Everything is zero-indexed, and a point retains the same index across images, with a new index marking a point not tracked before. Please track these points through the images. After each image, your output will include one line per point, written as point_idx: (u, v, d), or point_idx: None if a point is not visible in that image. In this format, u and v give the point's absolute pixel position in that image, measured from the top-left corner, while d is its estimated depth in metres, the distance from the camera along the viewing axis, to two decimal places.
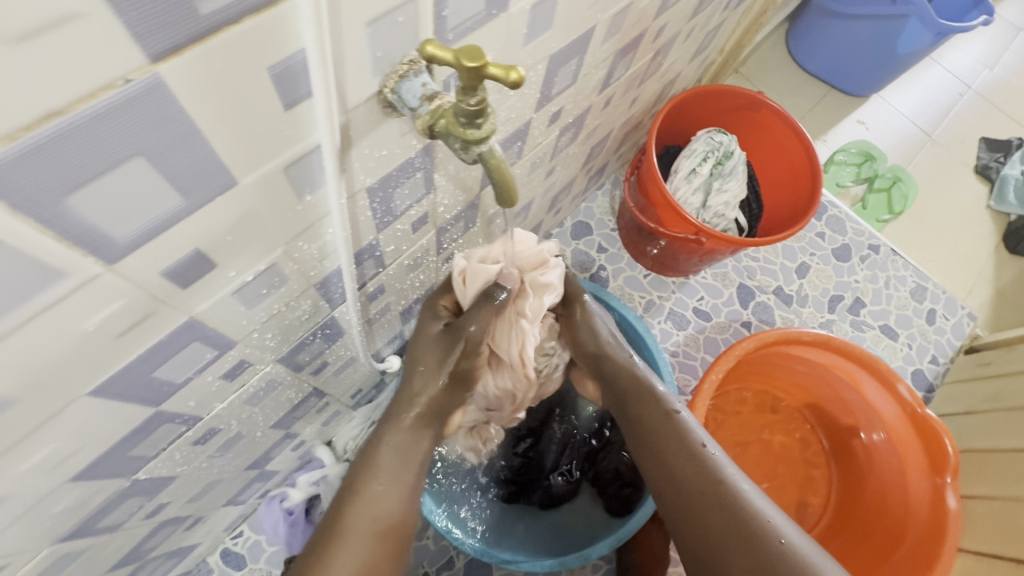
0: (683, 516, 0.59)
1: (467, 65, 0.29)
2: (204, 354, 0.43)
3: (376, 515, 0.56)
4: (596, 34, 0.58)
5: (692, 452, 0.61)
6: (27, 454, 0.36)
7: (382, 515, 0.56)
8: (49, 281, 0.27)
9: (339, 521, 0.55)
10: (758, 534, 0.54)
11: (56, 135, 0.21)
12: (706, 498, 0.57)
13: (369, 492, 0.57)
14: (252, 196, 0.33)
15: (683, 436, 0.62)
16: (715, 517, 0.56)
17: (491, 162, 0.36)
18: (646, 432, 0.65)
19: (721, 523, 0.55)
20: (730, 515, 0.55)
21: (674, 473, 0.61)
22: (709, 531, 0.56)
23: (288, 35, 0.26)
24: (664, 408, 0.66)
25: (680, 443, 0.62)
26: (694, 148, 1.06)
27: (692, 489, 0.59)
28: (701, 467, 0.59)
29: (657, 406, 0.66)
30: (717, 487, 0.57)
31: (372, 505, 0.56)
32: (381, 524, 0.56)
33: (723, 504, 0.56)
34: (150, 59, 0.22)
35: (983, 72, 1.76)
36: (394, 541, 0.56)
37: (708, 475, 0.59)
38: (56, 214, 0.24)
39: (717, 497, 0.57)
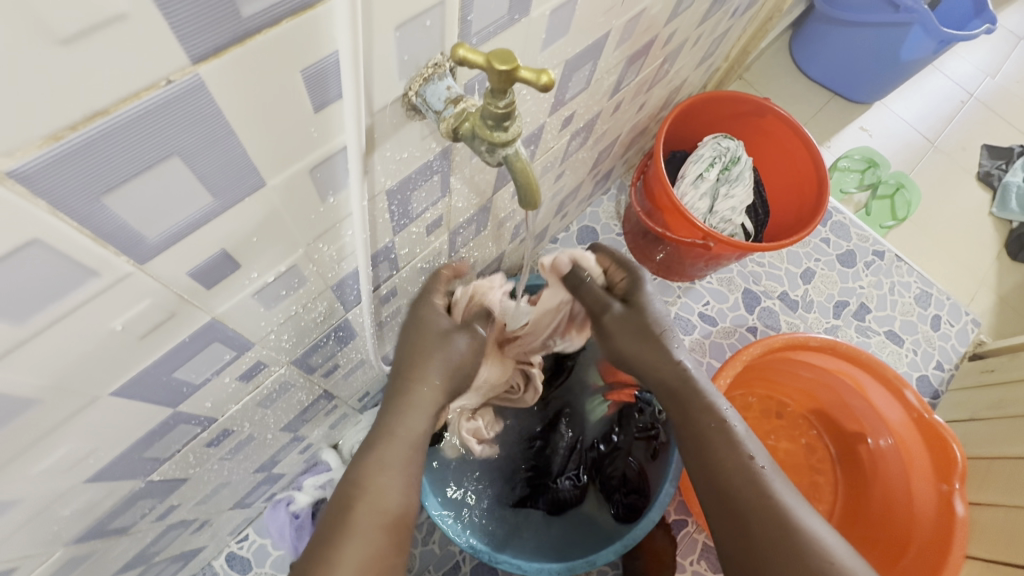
0: (725, 522, 0.55)
1: (498, 69, 0.30)
2: (222, 355, 0.43)
3: (386, 513, 0.49)
4: (610, 40, 0.59)
5: (741, 462, 0.56)
6: (47, 455, 0.36)
7: (389, 513, 0.49)
8: (80, 280, 0.27)
9: (343, 517, 0.48)
10: (808, 554, 0.51)
11: (98, 135, 0.22)
12: (753, 511, 0.54)
13: (367, 485, 0.50)
14: (277, 198, 0.33)
15: (733, 444, 0.57)
16: (763, 532, 0.53)
17: (516, 165, 0.36)
18: (692, 436, 0.59)
19: (768, 539, 0.52)
20: (780, 531, 0.52)
21: (719, 481, 0.56)
22: (755, 545, 0.53)
23: (322, 37, 0.26)
24: (713, 412, 0.59)
25: (730, 450, 0.57)
26: (701, 153, 1.07)
27: (739, 500, 0.55)
28: (749, 478, 0.55)
29: (705, 410, 0.59)
30: (766, 501, 0.54)
31: (378, 498, 0.50)
32: (388, 517, 0.49)
33: (772, 520, 0.53)
34: (192, 60, 0.22)
35: (984, 80, 1.77)
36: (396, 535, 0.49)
37: (757, 487, 0.55)
38: (91, 213, 0.24)
39: (766, 512, 0.53)
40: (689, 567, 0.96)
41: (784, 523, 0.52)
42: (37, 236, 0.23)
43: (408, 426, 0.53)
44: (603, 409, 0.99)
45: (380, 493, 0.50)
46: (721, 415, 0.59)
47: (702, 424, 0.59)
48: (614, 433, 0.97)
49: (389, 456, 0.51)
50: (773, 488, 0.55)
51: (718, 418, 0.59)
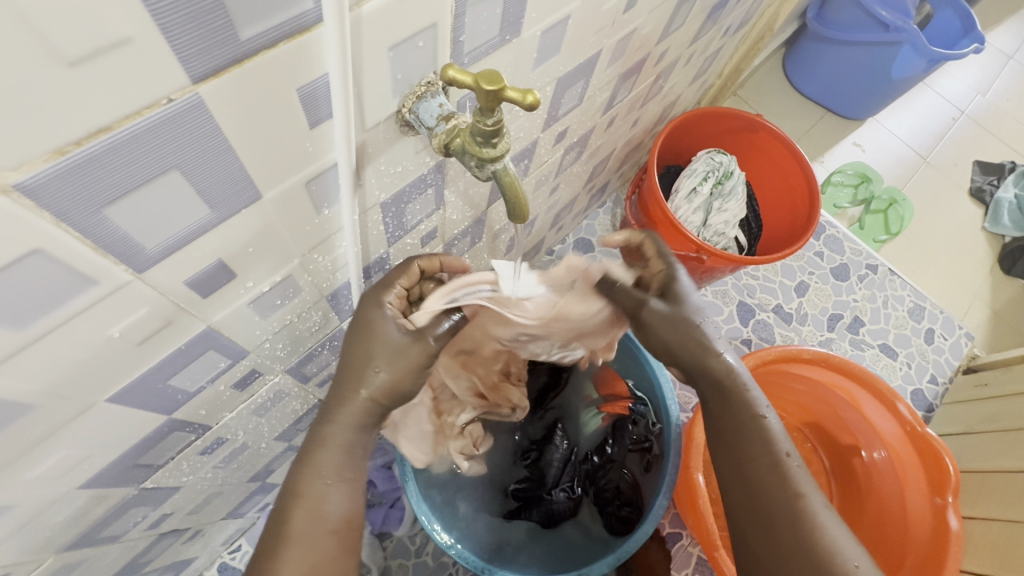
0: (747, 512, 0.54)
1: (485, 88, 0.31)
2: (217, 363, 0.44)
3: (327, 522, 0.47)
4: (602, 58, 0.61)
5: (773, 458, 0.54)
6: (40, 460, 0.37)
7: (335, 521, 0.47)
8: (79, 288, 0.28)
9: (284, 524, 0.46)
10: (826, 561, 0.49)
11: (101, 150, 0.23)
12: (779, 508, 0.52)
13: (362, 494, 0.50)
14: (272, 210, 0.35)
15: (767, 440, 0.54)
16: (785, 527, 0.51)
17: (505, 179, 0.37)
18: (723, 428, 0.57)
19: (790, 537, 0.51)
20: (803, 531, 0.50)
21: (748, 472, 0.54)
22: (776, 539, 0.51)
23: (315, 60, 0.28)
24: (751, 406, 0.56)
25: (763, 444, 0.54)
26: (695, 168, 1.08)
27: (764, 494, 0.53)
28: (778, 475, 0.53)
29: (744, 402, 0.56)
30: (792, 501, 0.51)
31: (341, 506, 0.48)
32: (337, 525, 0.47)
33: (797, 520, 0.51)
34: (192, 80, 0.23)
35: (975, 97, 1.80)
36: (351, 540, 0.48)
37: (785, 485, 0.52)
38: (92, 225, 0.25)
39: (793, 511, 0.51)
40: None
41: (807, 524, 0.50)
42: (39, 246, 0.24)
43: None
44: (597, 420, 1.01)
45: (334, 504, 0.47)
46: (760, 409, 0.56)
47: (740, 413, 0.56)
48: (608, 445, 0.96)
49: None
50: (802, 489, 0.52)
51: (755, 411, 0.56)
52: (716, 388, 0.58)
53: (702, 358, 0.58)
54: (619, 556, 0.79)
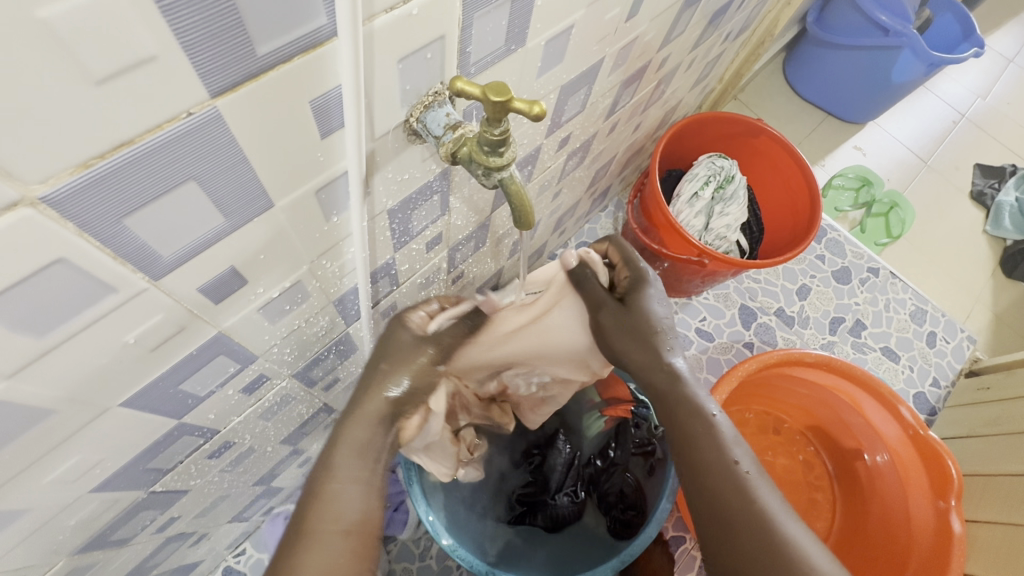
0: (707, 521, 0.53)
1: (493, 100, 0.32)
2: (227, 367, 0.45)
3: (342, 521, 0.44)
4: (604, 66, 0.61)
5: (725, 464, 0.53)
6: (55, 465, 0.37)
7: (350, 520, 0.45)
8: (98, 295, 0.28)
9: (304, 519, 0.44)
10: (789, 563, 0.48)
11: (125, 162, 0.24)
12: (736, 513, 0.51)
13: None
14: (283, 218, 0.35)
15: (719, 448, 0.54)
16: (744, 534, 0.50)
17: (511, 188, 0.38)
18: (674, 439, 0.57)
19: (751, 543, 0.50)
20: (762, 535, 0.50)
21: (704, 481, 0.54)
22: (737, 548, 0.50)
23: (327, 72, 0.29)
24: (701, 415, 0.56)
25: (715, 452, 0.54)
26: (696, 172, 1.09)
27: (723, 502, 0.52)
28: (733, 482, 0.52)
29: (693, 411, 0.57)
30: (748, 506, 0.51)
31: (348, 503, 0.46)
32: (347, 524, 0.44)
33: (756, 525, 0.50)
34: (210, 95, 0.24)
35: (975, 101, 1.81)
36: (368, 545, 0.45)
37: (741, 492, 0.52)
38: (113, 234, 0.26)
39: (750, 516, 0.51)
40: None
41: (766, 529, 0.50)
42: (63, 256, 0.25)
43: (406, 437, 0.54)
44: (600, 424, 0.99)
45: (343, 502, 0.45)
46: (709, 418, 0.56)
47: (692, 423, 0.56)
48: (611, 449, 0.98)
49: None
50: (757, 495, 0.52)
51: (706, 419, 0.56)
52: (661, 398, 0.59)
53: (651, 365, 0.60)
54: (623, 559, 0.79)
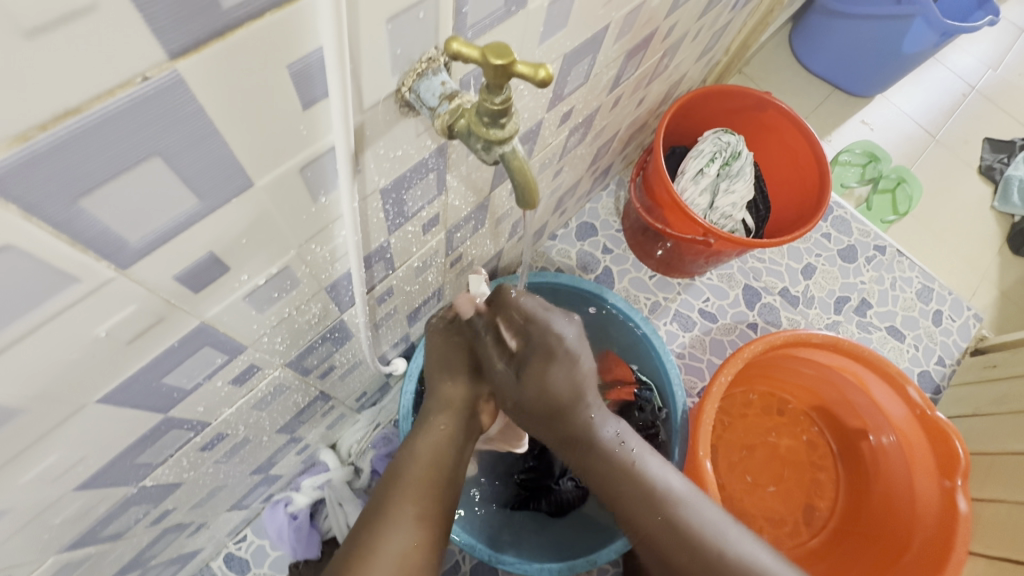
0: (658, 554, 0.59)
1: (494, 63, 0.28)
2: (213, 359, 0.42)
3: (418, 507, 0.49)
4: (609, 33, 0.57)
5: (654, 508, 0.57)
6: (32, 465, 0.35)
7: (424, 509, 0.49)
8: (58, 285, 0.26)
9: (382, 504, 0.49)
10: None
11: (72, 134, 0.21)
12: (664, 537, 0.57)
13: None
14: (266, 198, 0.32)
15: (646, 490, 0.58)
16: (689, 565, 0.56)
17: (513, 163, 0.35)
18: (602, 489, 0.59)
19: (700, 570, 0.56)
20: (707, 567, 0.55)
21: (637, 523, 0.58)
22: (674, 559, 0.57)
23: (308, 32, 0.25)
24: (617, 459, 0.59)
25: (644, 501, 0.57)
26: (701, 148, 1.05)
27: (659, 539, 0.57)
28: (665, 521, 0.57)
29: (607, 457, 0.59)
30: (684, 544, 0.56)
31: (417, 494, 0.50)
32: (420, 512, 0.49)
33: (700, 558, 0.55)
34: (170, 55, 0.21)
35: (986, 73, 1.76)
36: (436, 536, 0.49)
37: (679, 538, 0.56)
38: (69, 218, 0.23)
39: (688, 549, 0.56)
40: None
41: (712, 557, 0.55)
42: (11, 242, 0.22)
43: None
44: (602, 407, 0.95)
45: (415, 491, 0.50)
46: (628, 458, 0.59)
47: (607, 470, 0.59)
48: None
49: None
50: (694, 527, 0.56)
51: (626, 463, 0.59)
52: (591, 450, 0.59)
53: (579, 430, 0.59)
54: (626, 542, 0.79)
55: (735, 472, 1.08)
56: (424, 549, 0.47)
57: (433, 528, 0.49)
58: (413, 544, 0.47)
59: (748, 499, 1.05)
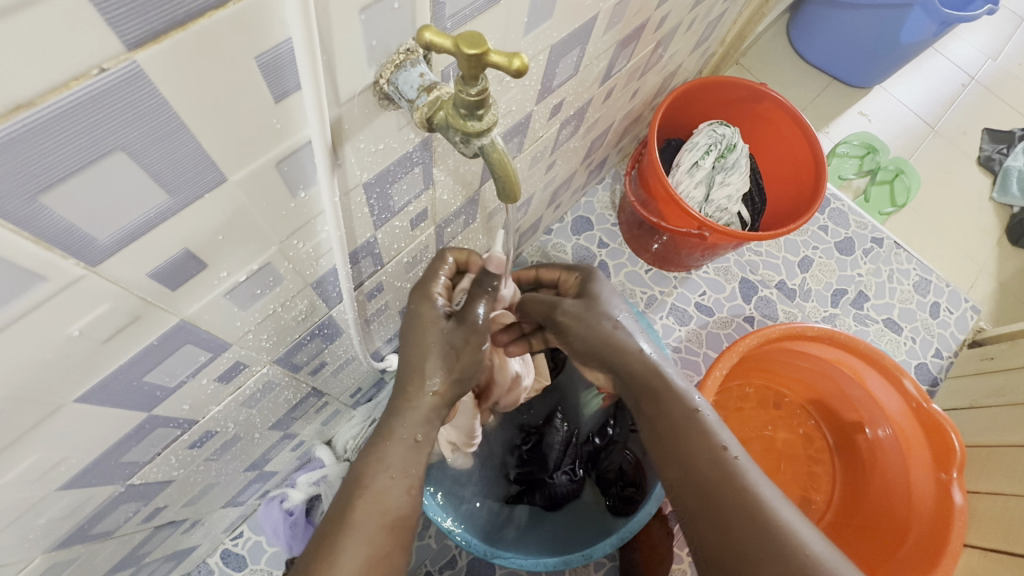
0: (699, 520, 0.52)
1: (467, 53, 0.28)
2: (197, 357, 0.42)
3: (389, 513, 0.48)
4: (598, 24, 0.57)
5: (715, 454, 0.54)
6: (12, 464, 0.35)
7: (396, 513, 0.49)
8: (25, 285, 0.25)
9: (348, 512, 0.48)
10: (787, 551, 0.48)
11: (27, 129, 0.20)
12: (717, 489, 0.52)
13: (353, 480, 0.49)
14: (242, 193, 0.32)
15: (705, 435, 0.55)
16: (738, 525, 0.50)
17: (493, 156, 0.34)
18: (659, 429, 0.58)
19: (744, 535, 0.49)
20: (750, 518, 0.50)
21: (689, 468, 0.54)
22: (720, 519, 0.51)
23: (274, 23, 0.25)
24: (685, 402, 0.58)
25: (703, 442, 0.55)
26: (696, 141, 1.04)
27: (710, 494, 0.52)
28: (721, 464, 0.53)
29: (678, 401, 0.58)
30: (739, 493, 0.51)
31: (383, 498, 0.49)
32: (391, 517, 0.48)
33: (746, 513, 0.50)
34: (127, 46, 0.21)
35: (985, 62, 1.74)
36: (404, 536, 0.49)
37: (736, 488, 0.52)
38: (30, 215, 0.23)
39: (742, 505, 0.51)
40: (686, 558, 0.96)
41: (759, 514, 0.50)
42: None
43: (388, 427, 0.52)
44: (598, 402, 0.98)
45: (384, 497, 0.49)
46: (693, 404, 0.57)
47: (678, 418, 0.57)
48: (610, 427, 0.97)
49: (389, 453, 0.50)
50: (752, 483, 0.52)
51: (690, 407, 0.57)
52: (649, 390, 0.59)
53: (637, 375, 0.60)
54: (621, 536, 0.78)
55: None
56: (394, 551, 0.48)
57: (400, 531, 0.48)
58: (383, 550, 0.47)
59: None
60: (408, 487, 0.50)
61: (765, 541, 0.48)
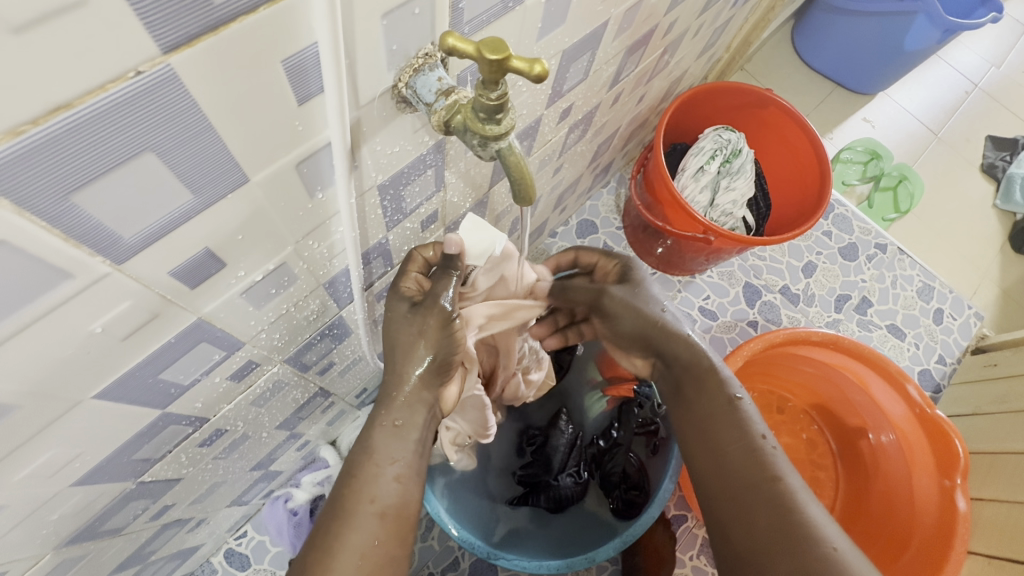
0: (727, 505, 0.52)
1: (489, 58, 0.28)
2: (211, 355, 0.42)
3: (378, 503, 0.48)
4: (609, 29, 0.57)
5: (747, 443, 0.53)
6: (28, 460, 0.35)
7: (384, 503, 0.48)
8: (51, 283, 0.26)
9: (343, 503, 0.48)
10: (808, 544, 0.46)
11: (64, 128, 0.21)
12: (744, 478, 0.52)
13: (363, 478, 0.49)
14: (261, 194, 0.32)
15: (741, 425, 0.55)
16: (761, 514, 0.49)
17: (510, 159, 0.35)
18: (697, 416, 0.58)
19: (765, 526, 0.49)
20: (773, 508, 0.49)
21: (722, 455, 0.54)
22: (745, 507, 0.51)
23: (301, 26, 0.25)
24: (723, 390, 0.57)
25: (735, 430, 0.54)
26: (702, 145, 1.05)
27: (739, 483, 0.52)
28: (754, 455, 0.52)
29: (718, 388, 0.57)
30: (767, 483, 0.51)
31: (374, 488, 0.49)
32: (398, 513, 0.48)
33: (773, 503, 0.49)
34: (162, 50, 0.21)
35: (989, 70, 1.75)
36: (401, 525, 0.49)
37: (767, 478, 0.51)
38: (60, 213, 0.23)
39: (767, 496, 0.50)
40: (688, 563, 0.95)
41: (787, 507, 0.48)
42: (3, 238, 0.22)
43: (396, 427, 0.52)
44: (602, 404, 1.00)
45: (371, 486, 0.49)
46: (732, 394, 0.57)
47: (717, 405, 0.57)
48: (614, 429, 0.97)
49: (398, 453, 0.51)
50: (781, 474, 0.51)
51: (728, 395, 0.57)
52: (693, 375, 0.59)
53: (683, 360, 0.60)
54: (625, 539, 0.79)
55: None
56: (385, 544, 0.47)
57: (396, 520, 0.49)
58: (376, 538, 0.47)
59: None
60: (396, 474, 0.50)
61: (786, 531, 0.47)
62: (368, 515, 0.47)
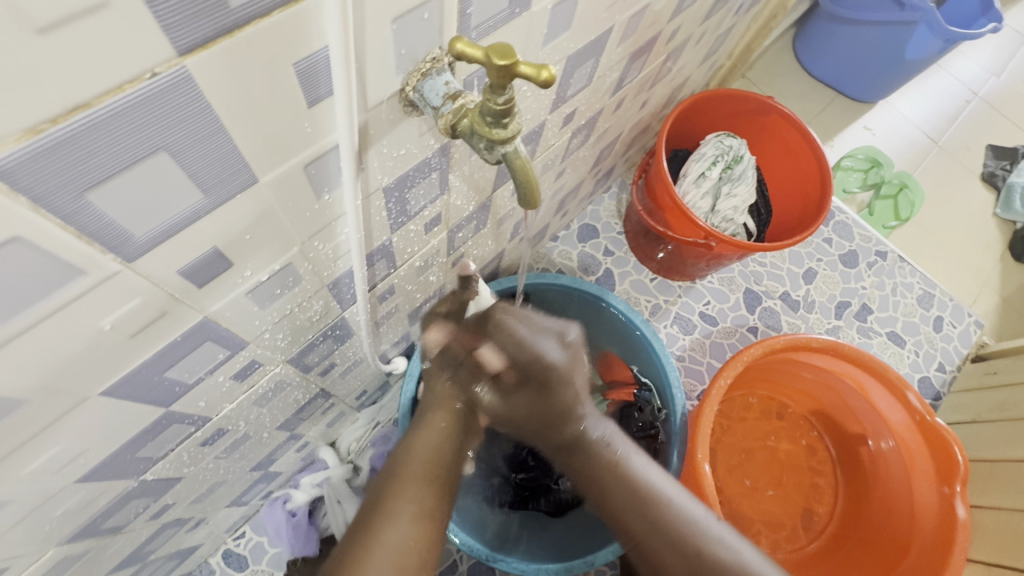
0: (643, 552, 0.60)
1: (497, 63, 0.29)
2: (216, 353, 0.42)
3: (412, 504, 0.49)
4: (612, 36, 0.58)
5: (635, 497, 0.60)
6: (34, 456, 0.36)
7: (419, 504, 0.49)
8: (64, 278, 0.26)
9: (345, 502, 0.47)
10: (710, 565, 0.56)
11: (82, 127, 0.21)
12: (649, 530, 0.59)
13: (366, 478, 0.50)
14: (270, 195, 0.33)
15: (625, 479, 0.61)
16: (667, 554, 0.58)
17: (516, 162, 0.35)
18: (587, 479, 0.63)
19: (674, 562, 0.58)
20: (679, 552, 0.57)
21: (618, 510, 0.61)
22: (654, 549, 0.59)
23: (312, 30, 0.26)
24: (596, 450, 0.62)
25: (623, 489, 0.60)
26: (704, 152, 1.05)
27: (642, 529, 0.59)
28: (645, 505, 0.59)
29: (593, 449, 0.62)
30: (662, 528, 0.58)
31: (414, 488, 0.50)
32: None
33: (671, 543, 0.57)
34: (178, 52, 0.22)
35: (989, 80, 1.76)
36: None
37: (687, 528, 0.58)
38: (76, 210, 0.24)
39: (666, 539, 0.58)
40: None
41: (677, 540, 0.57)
42: (18, 233, 0.22)
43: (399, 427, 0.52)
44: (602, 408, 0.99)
45: (406, 485, 0.50)
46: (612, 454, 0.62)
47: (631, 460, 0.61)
48: None
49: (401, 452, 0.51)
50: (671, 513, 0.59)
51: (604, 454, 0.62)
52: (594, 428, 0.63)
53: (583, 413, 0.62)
54: (624, 544, 0.79)
55: (734, 475, 1.08)
56: (422, 544, 0.48)
57: (431, 522, 0.49)
58: (412, 538, 0.47)
59: (746, 503, 1.06)
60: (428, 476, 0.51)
61: (690, 565, 0.57)
62: (392, 504, 0.48)
